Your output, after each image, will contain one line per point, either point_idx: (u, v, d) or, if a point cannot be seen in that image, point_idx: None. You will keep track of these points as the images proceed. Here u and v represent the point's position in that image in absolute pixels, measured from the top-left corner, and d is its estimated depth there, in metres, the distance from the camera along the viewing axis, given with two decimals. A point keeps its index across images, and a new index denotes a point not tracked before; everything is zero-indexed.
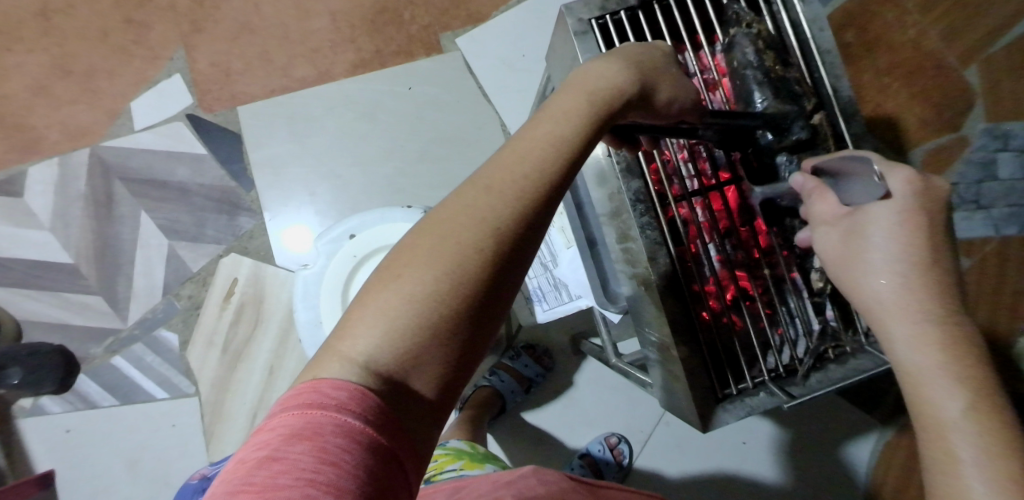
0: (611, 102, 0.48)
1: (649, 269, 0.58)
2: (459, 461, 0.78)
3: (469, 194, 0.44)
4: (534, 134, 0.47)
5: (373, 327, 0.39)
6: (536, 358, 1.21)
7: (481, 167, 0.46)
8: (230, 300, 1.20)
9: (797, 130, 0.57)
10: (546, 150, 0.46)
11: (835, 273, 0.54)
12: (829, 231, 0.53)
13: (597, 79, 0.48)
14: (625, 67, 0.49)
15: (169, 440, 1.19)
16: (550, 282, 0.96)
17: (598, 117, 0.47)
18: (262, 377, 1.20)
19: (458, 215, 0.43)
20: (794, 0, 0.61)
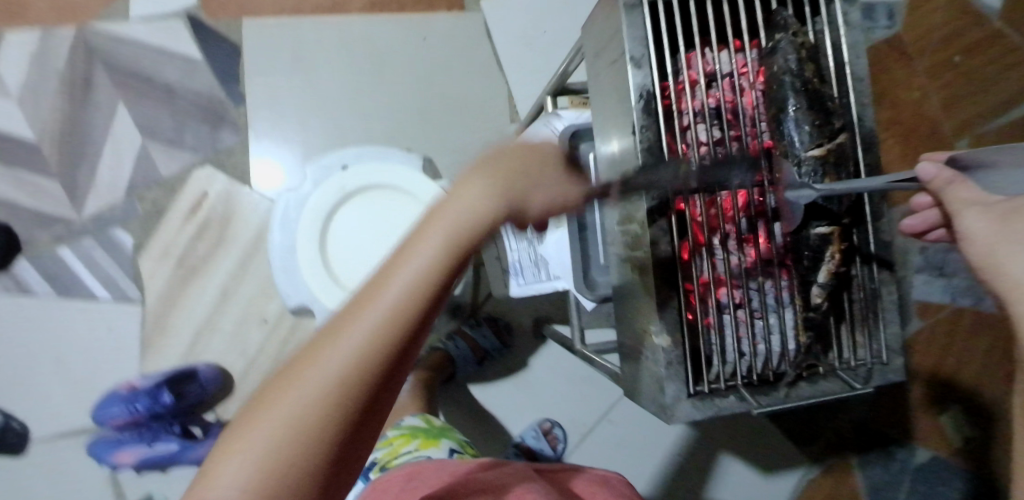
0: (476, 227, 0.40)
1: (649, 253, 0.58)
2: (415, 441, 0.78)
3: (360, 302, 0.37)
4: (426, 238, 0.39)
5: (236, 469, 0.34)
6: (495, 330, 1.19)
7: (377, 266, 0.39)
8: (195, 214, 1.15)
9: (795, 136, 0.60)
10: (432, 243, 0.39)
11: (981, 256, 0.47)
12: (978, 212, 0.48)
13: (486, 175, 0.41)
14: (503, 179, 0.42)
15: (105, 344, 1.14)
16: (530, 258, 0.93)
17: (483, 230, 0.40)
18: (213, 298, 1.15)
19: (345, 318, 0.37)
20: (839, 21, 0.61)
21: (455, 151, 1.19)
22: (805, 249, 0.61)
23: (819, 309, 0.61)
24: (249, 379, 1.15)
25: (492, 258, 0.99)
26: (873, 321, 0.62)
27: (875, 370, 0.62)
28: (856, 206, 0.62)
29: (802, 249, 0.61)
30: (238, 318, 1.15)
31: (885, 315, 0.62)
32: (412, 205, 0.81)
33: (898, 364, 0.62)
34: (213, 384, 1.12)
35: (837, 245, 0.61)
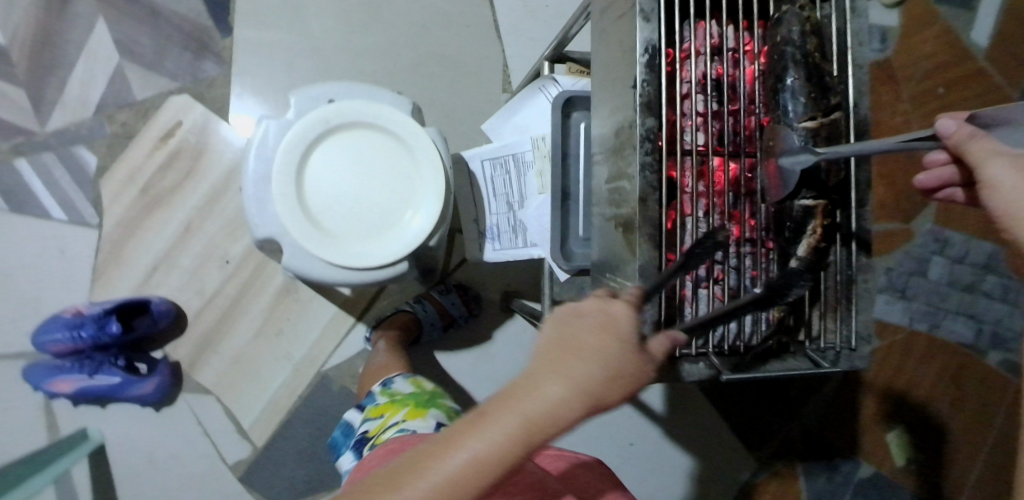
0: (558, 416, 0.41)
1: (635, 210, 0.57)
2: (404, 410, 0.81)
3: (475, 426, 0.42)
4: (526, 397, 0.42)
5: None
6: (465, 304, 1.16)
7: (489, 401, 0.43)
8: (166, 143, 1.10)
9: (790, 107, 0.57)
10: (555, 387, 0.41)
11: (1009, 208, 0.45)
12: (1006, 163, 0.46)
13: (596, 332, 0.43)
14: (591, 369, 0.42)
15: (52, 267, 1.08)
16: (510, 222, 0.93)
17: (571, 410, 0.41)
18: (175, 232, 1.10)
19: (470, 425, 0.42)
20: (846, 8, 0.61)
21: (443, 113, 1.17)
22: (787, 221, 0.60)
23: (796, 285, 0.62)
24: (205, 320, 1.12)
25: (470, 222, 0.97)
26: (848, 307, 0.62)
27: (844, 354, 0.62)
28: (843, 186, 0.60)
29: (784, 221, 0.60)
30: (199, 255, 1.11)
31: (860, 303, 0.61)
32: (397, 149, 0.78)
33: (866, 352, 0.62)
34: (165, 320, 1.07)
35: (821, 218, 0.59)
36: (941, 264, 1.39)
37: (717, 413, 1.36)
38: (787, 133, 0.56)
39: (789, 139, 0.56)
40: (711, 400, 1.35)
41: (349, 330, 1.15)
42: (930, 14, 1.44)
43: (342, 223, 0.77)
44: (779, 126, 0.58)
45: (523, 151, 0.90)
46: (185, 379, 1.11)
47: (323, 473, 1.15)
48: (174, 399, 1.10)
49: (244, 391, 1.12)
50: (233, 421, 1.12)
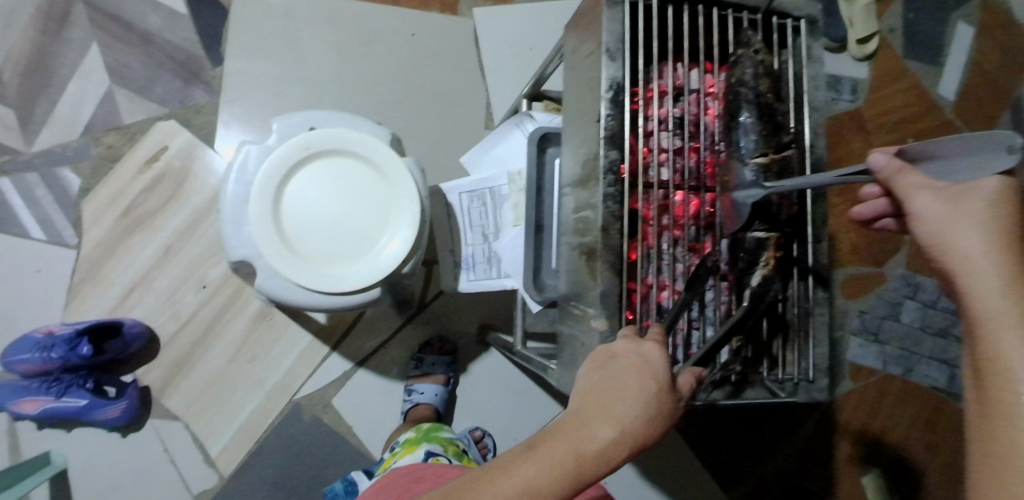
0: (612, 453, 0.44)
1: (596, 239, 0.58)
2: (402, 453, 0.94)
3: (527, 459, 0.44)
4: (577, 435, 0.45)
5: None
6: (440, 352, 1.15)
7: (534, 439, 0.46)
8: (151, 166, 1.12)
9: (744, 144, 0.58)
10: (606, 430, 0.45)
11: (928, 236, 0.50)
12: (928, 197, 0.49)
13: (637, 371, 0.50)
14: (637, 408, 0.46)
15: (26, 285, 1.07)
16: (485, 253, 0.95)
17: (622, 447, 0.45)
18: (154, 254, 1.11)
19: (523, 454, 0.44)
20: (803, 56, 0.65)
21: (426, 146, 1.20)
22: (740, 253, 0.61)
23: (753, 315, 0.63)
24: (179, 343, 1.11)
25: (446, 252, 0.99)
26: (805, 339, 0.64)
27: (801, 386, 0.63)
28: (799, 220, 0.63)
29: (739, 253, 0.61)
30: (176, 278, 1.11)
31: (816, 334, 0.63)
32: (374, 177, 0.80)
33: (823, 383, 0.63)
34: (137, 342, 1.06)
35: (773, 250, 0.60)
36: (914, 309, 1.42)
37: (693, 453, 1.35)
38: (741, 170, 0.58)
39: (741, 175, 0.58)
40: (687, 439, 1.35)
41: (323, 359, 1.14)
42: (898, 69, 1.51)
43: (316, 247, 0.78)
44: (732, 163, 0.59)
45: (499, 185, 0.93)
46: (154, 404, 1.09)
47: None
48: (142, 423, 1.08)
49: (212, 418, 1.10)
50: (200, 449, 1.10)
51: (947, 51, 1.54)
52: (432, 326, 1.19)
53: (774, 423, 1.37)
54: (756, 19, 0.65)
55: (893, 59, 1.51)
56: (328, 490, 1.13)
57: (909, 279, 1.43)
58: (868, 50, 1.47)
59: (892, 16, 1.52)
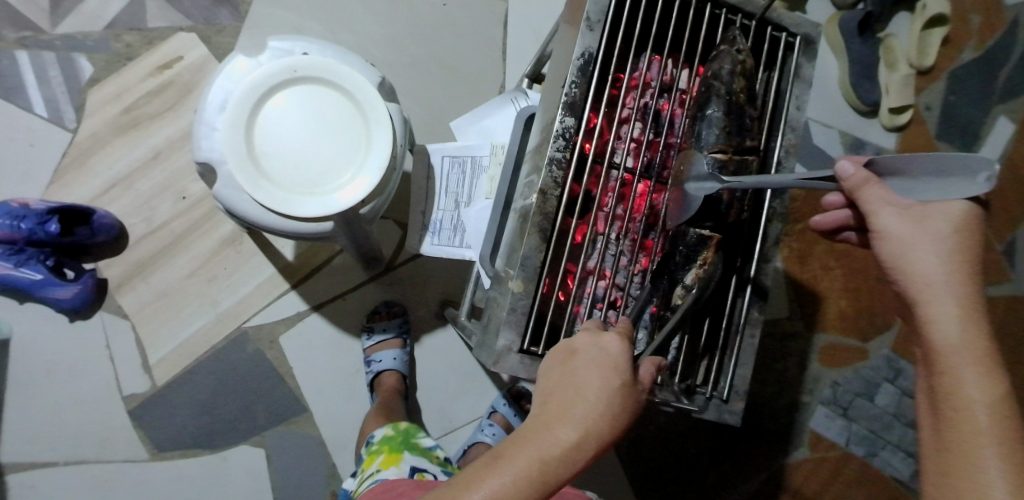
0: (578, 456, 0.43)
1: (534, 200, 0.57)
2: (380, 460, 0.80)
3: (487, 474, 0.42)
4: (539, 443, 0.43)
5: None
6: (388, 318, 1.16)
7: (494, 453, 0.43)
8: (162, 73, 1.14)
9: (704, 136, 0.59)
10: (567, 431, 0.43)
11: (888, 251, 0.54)
12: (895, 213, 0.53)
13: (596, 367, 0.48)
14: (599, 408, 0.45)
15: (16, 157, 1.10)
16: (452, 220, 0.94)
17: (588, 449, 0.44)
18: (144, 156, 1.13)
19: (483, 468, 0.42)
20: (791, 74, 0.63)
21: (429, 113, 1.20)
22: (679, 247, 0.59)
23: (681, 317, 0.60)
24: (145, 247, 1.12)
25: (417, 213, 0.96)
26: (726, 355, 0.61)
27: (711, 404, 0.60)
28: (746, 231, 0.61)
29: (676, 251, 0.60)
30: (159, 184, 1.13)
31: (739, 354, 0.60)
32: (353, 113, 0.80)
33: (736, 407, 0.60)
34: (104, 234, 1.07)
35: (714, 251, 0.58)
36: (890, 393, 1.37)
37: (630, 484, 1.30)
38: (698, 159, 0.57)
39: (699, 166, 0.57)
40: (627, 469, 1.30)
41: (280, 294, 1.15)
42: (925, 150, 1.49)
43: (279, 166, 0.77)
44: (692, 153, 0.58)
45: (481, 155, 0.93)
46: (107, 298, 1.10)
47: (212, 431, 1.12)
48: (90, 314, 1.10)
49: (160, 325, 1.11)
50: (140, 353, 1.11)
51: (983, 143, 1.49)
52: (394, 289, 1.20)
53: (720, 469, 1.33)
54: (751, 25, 0.63)
55: (923, 139, 1.49)
56: (253, 423, 1.13)
57: (893, 361, 1.37)
58: (899, 122, 1.46)
59: (931, 96, 1.50)
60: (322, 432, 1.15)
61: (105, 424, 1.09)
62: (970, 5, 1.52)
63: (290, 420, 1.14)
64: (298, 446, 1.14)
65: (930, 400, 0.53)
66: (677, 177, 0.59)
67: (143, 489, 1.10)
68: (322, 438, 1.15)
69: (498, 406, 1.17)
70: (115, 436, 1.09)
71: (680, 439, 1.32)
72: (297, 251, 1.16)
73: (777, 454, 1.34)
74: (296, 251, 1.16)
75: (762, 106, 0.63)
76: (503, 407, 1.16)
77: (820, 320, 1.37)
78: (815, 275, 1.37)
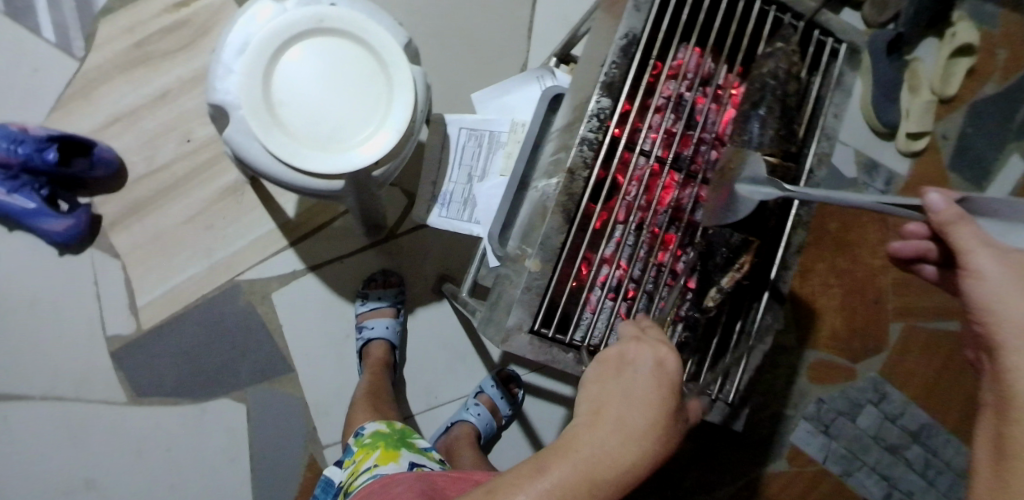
0: (629, 474, 0.41)
1: (561, 179, 0.55)
2: (376, 455, 0.74)
3: (531, 485, 0.40)
4: (587, 457, 0.41)
5: None
6: (384, 287, 1.14)
7: (539, 463, 0.41)
8: (177, 10, 1.10)
9: (755, 135, 0.57)
10: (620, 447, 0.41)
11: (976, 293, 0.49)
12: (992, 253, 0.48)
13: (650, 378, 0.45)
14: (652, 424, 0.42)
15: (19, 81, 1.06)
16: (464, 194, 0.92)
17: (641, 469, 0.41)
18: (151, 94, 1.09)
19: (528, 479, 0.41)
20: (832, 82, 0.61)
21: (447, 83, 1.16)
22: (720, 248, 0.57)
23: (707, 317, 0.59)
24: (144, 187, 1.09)
25: (427, 182, 0.94)
26: (735, 359, 0.60)
27: (715, 405, 0.59)
28: (772, 234, 0.59)
29: (714, 252, 0.57)
30: (164, 125, 1.10)
31: (749, 360, 0.60)
32: (376, 72, 0.77)
33: (738, 410, 0.60)
34: (103, 169, 1.04)
35: (751, 256, 0.57)
36: (872, 416, 1.37)
37: None
38: (754, 160, 0.52)
39: (756, 167, 0.52)
40: None
41: (277, 250, 1.13)
42: (935, 180, 1.49)
43: (295, 116, 0.75)
44: (747, 152, 0.53)
45: (500, 131, 0.91)
46: (100, 235, 1.08)
47: (194, 382, 1.10)
48: (81, 250, 1.07)
49: (152, 269, 1.09)
50: (128, 296, 1.08)
51: (992, 179, 1.50)
52: (393, 259, 1.18)
53: (696, 474, 1.33)
54: (801, 26, 0.61)
55: (935, 168, 1.49)
56: (236, 378, 1.11)
57: (880, 385, 1.38)
58: (915, 148, 1.45)
59: (949, 126, 1.50)
60: (306, 394, 1.13)
61: (85, 363, 1.07)
62: (1000, 38, 1.51)
63: (274, 379, 1.13)
64: (279, 406, 1.12)
65: (993, 452, 0.46)
66: (725, 175, 0.55)
67: (117, 433, 1.08)
68: (305, 400, 1.13)
69: (485, 387, 1.15)
70: (94, 376, 1.07)
71: None
72: (299, 209, 1.14)
73: (755, 464, 1.35)
74: (298, 210, 1.14)
75: (801, 111, 0.61)
76: (490, 389, 1.15)
77: (813, 337, 1.37)
78: (814, 291, 1.37)
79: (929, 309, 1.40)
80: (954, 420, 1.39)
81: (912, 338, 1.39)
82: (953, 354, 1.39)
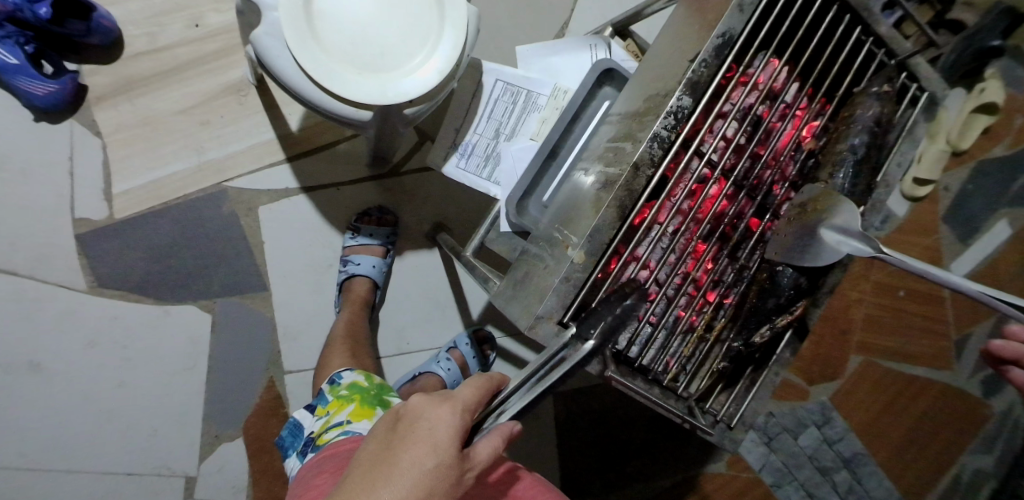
0: None
1: (622, 171, 0.54)
2: (350, 409, 0.73)
3: None
4: None
5: None
6: (378, 224, 1.09)
7: None
8: None
9: (844, 180, 0.57)
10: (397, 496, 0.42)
11: None
12: None
13: (435, 420, 0.46)
14: (437, 456, 0.44)
15: None
16: (487, 149, 0.88)
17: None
18: None
19: None
20: (906, 129, 0.60)
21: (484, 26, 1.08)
22: (787, 289, 0.56)
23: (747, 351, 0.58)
24: (140, 66, 1.00)
25: (449, 129, 0.89)
26: (746, 385, 0.60)
27: (718, 427, 0.59)
28: (815, 273, 0.58)
29: (778, 292, 0.56)
30: (172, 2, 1.00)
31: (760, 389, 0.59)
32: (429, 3, 0.71)
33: (740, 435, 0.59)
34: (99, 37, 0.94)
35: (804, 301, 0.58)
36: (814, 438, 1.42)
37: (556, 452, 1.32)
38: (848, 209, 0.53)
39: (848, 216, 0.53)
40: (558, 437, 1.33)
41: (272, 164, 1.06)
42: (928, 229, 1.52)
43: (335, 33, 0.68)
44: (838, 197, 0.54)
45: (539, 93, 0.87)
46: (84, 108, 0.99)
47: (162, 283, 1.05)
48: (60, 120, 0.98)
49: (134, 156, 1.01)
50: (104, 179, 1.01)
51: (977, 238, 1.54)
52: (392, 198, 1.13)
53: (640, 463, 1.36)
54: (891, 63, 0.59)
55: (930, 217, 1.52)
56: (206, 287, 1.06)
57: (828, 411, 1.42)
58: (918, 193, 1.47)
59: (953, 178, 1.52)
60: (277, 316, 1.09)
61: (46, 240, 1.00)
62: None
63: (246, 295, 1.08)
64: (247, 323, 1.09)
65: None
66: (807, 214, 0.56)
67: (69, 318, 1.02)
68: (274, 322, 1.09)
69: (459, 344, 1.14)
70: (54, 255, 1.00)
71: (616, 424, 1.34)
72: (303, 124, 1.07)
73: (697, 464, 1.38)
74: (302, 125, 1.07)
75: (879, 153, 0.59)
76: (465, 346, 1.14)
77: None
78: None
79: (892, 350, 1.44)
80: (886, 454, 1.45)
81: (870, 373, 1.43)
82: (903, 394, 1.44)
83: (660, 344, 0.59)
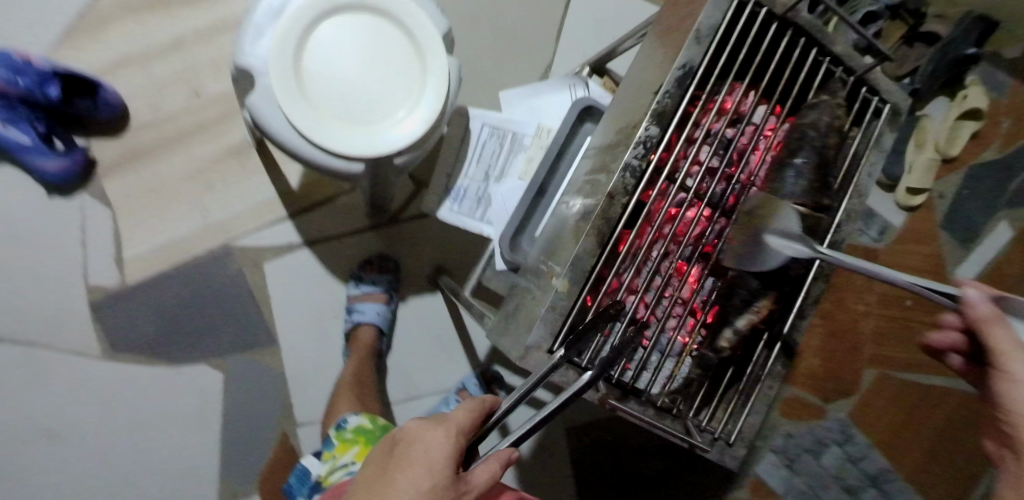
0: None
1: (599, 202, 0.55)
2: (354, 451, 0.74)
3: None
4: None
5: None
6: (380, 272, 1.12)
7: None
8: None
9: (789, 184, 0.58)
10: None
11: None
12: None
13: (428, 443, 0.47)
14: (432, 476, 0.45)
15: (26, 3, 0.99)
16: (479, 192, 0.91)
17: None
18: (166, 41, 1.04)
19: None
20: (869, 140, 0.62)
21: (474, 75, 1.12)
22: (741, 291, 0.59)
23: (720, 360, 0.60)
24: (146, 136, 1.05)
25: (442, 174, 0.94)
26: (742, 400, 0.61)
27: (714, 444, 0.59)
28: (778, 287, 0.59)
29: (736, 294, 0.59)
30: (176, 73, 1.05)
31: (755, 403, 0.61)
32: (410, 58, 0.75)
33: (738, 451, 0.60)
34: (106, 112, 1.00)
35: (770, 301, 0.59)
36: (836, 456, 1.39)
37: (574, 488, 1.30)
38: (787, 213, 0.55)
39: (788, 221, 0.55)
40: (575, 475, 1.30)
41: (275, 219, 1.10)
42: (928, 237, 1.52)
43: (323, 92, 0.72)
44: (779, 202, 0.55)
45: (524, 133, 0.90)
46: (93, 180, 1.03)
47: (174, 343, 1.07)
48: (72, 192, 1.03)
49: (143, 222, 1.05)
50: (115, 246, 1.05)
51: None
52: (392, 245, 1.16)
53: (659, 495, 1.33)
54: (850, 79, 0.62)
55: (928, 225, 1.53)
56: (216, 344, 1.09)
57: (847, 428, 1.39)
58: (911, 202, 1.49)
59: (947, 185, 1.53)
60: (285, 368, 1.11)
61: (61, 308, 1.03)
62: (1009, 107, 1.53)
63: (255, 350, 1.10)
64: (256, 377, 1.10)
65: None
66: (751, 220, 0.56)
67: (84, 383, 1.04)
68: (284, 374, 1.11)
69: (468, 384, 1.15)
70: (69, 322, 1.04)
71: (632, 457, 1.32)
72: (302, 180, 1.11)
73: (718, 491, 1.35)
74: (302, 181, 1.11)
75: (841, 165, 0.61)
76: (473, 386, 1.15)
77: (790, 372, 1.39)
78: None
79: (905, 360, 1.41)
80: None
81: (886, 386, 1.39)
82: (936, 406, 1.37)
83: (652, 366, 0.61)
